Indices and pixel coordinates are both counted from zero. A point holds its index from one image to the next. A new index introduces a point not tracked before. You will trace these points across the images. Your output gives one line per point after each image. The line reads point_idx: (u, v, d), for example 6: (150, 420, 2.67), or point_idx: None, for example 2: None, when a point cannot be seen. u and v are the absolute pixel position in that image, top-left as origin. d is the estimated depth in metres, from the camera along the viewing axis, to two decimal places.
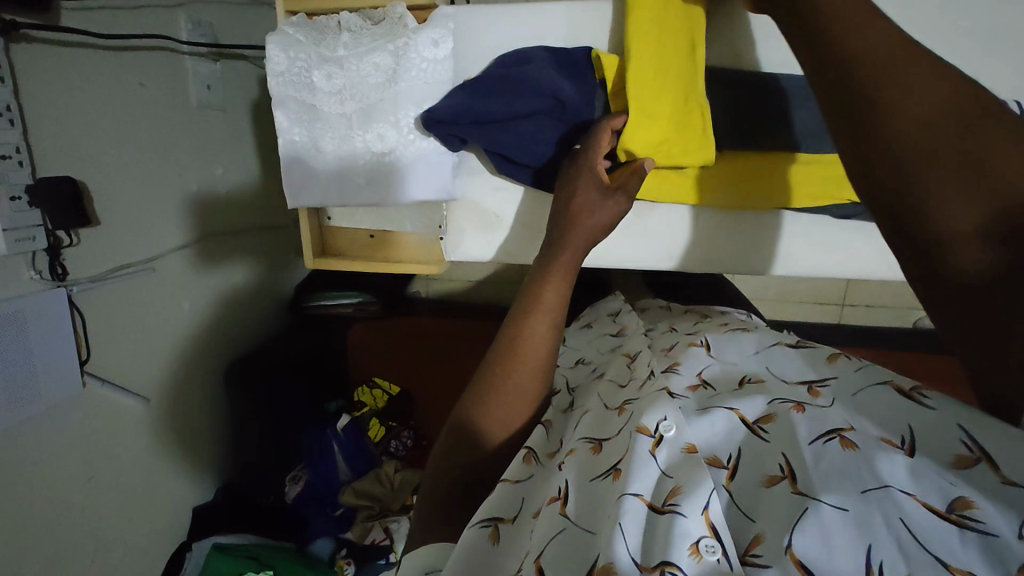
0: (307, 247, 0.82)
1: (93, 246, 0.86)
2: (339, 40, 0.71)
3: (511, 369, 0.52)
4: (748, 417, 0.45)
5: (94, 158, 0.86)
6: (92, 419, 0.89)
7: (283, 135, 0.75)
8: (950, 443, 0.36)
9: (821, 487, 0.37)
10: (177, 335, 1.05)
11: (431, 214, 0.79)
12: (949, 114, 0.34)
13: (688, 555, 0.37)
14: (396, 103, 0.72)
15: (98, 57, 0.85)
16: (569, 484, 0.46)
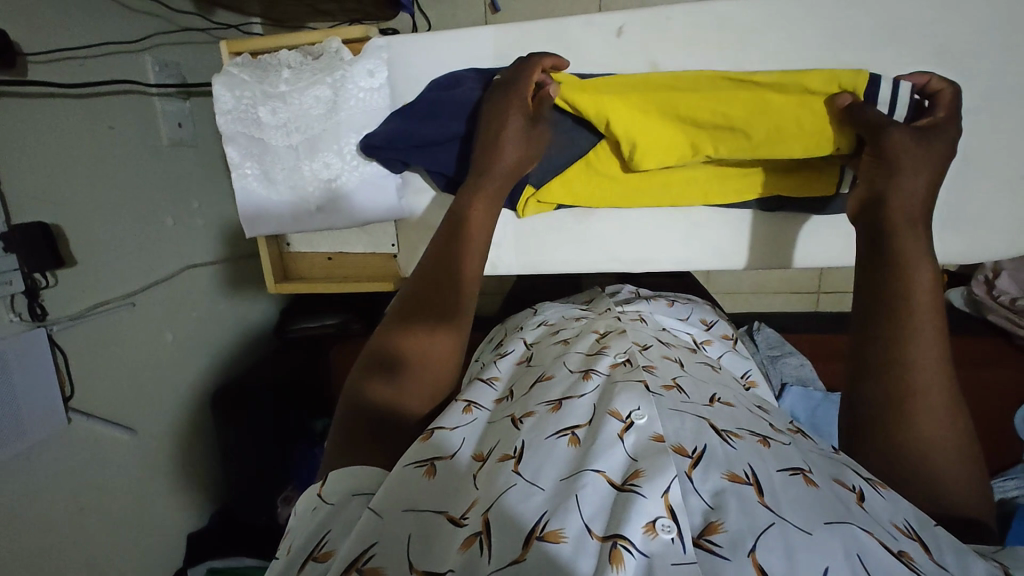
0: (268, 274, 0.86)
1: (72, 286, 0.90)
2: (280, 76, 0.76)
3: (411, 310, 0.61)
4: (719, 427, 0.53)
5: (69, 201, 0.90)
6: (80, 453, 0.92)
7: (235, 170, 0.79)
8: (893, 513, 0.48)
9: (787, 508, 0.45)
10: (162, 366, 1.08)
11: (382, 232, 0.83)
12: (927, 301, 0.56)
13: (643, 531, 0.43)
14: (337, 133, 0.76)
15: (68, 105, 0.89)
16: (525, 445, 0.51)
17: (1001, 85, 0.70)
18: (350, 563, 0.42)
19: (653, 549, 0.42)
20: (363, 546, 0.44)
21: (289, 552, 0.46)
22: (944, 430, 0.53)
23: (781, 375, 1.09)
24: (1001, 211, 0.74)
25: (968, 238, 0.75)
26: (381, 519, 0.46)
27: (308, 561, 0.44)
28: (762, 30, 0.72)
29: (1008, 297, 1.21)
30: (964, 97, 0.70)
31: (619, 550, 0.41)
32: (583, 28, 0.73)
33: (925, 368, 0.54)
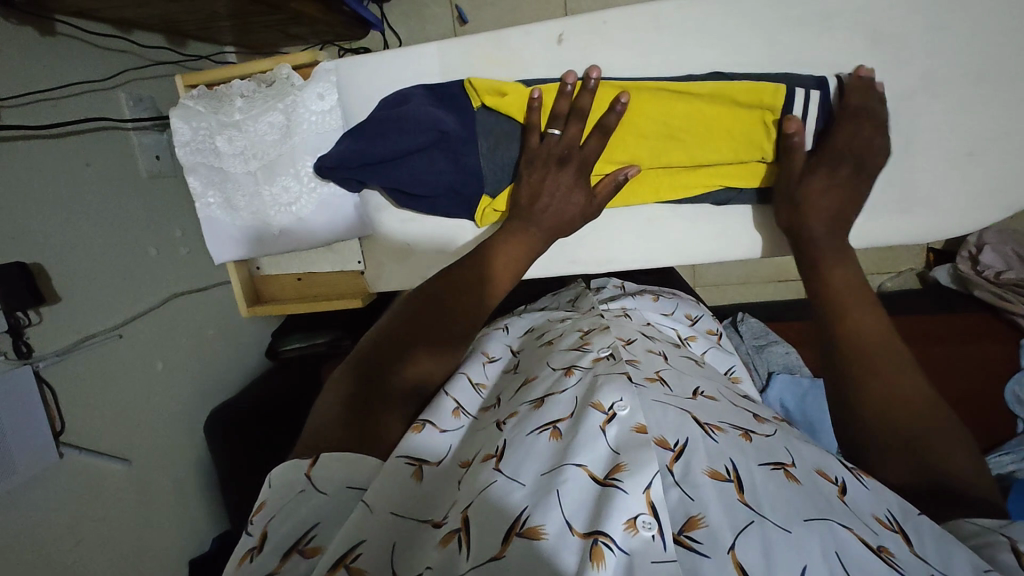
0: (240, 298, 0.87)
1: (56, 322, 0.91)
2: (234, 106, 0.78)
3: (434, 326, 0.61)
4: (702, 420, 0.53)
5: (50, 238, 0.91)
6: (75, 486, 0.93)
7: (199, 200, 0.81)
8: (873, 510, 0.47)
9: (767, 506, 0.44)
10: (153, 394, 1.10)
11: (349, 249, 0.85)
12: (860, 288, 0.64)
13: (624, 528, 0.41)
14: (293, 157, 0.78)
15: (43, 144, 0.91)
16: (506, 444, 0.50)
17: (943, 63, 0.70)
18: (338, 559, 0.41)
19: (632, 546, 0.41)
20: (351, 541, 0.42)
21: (266, 546, 0.43)
22: (899, 394, 0.56)
23: (768, 364, 1.09)
24: (958, 187, 0.74)
25: (929, 215, 0.75)
26: (372, 514, 0.44)
27: (292, 551, 0.43)
28: (704, 25, 0.72)
29: (994, 272, 1.21)
30: (907, 77, 0.71)
31: (600, 547, 0.40)
32: (534, 34, 0.74)
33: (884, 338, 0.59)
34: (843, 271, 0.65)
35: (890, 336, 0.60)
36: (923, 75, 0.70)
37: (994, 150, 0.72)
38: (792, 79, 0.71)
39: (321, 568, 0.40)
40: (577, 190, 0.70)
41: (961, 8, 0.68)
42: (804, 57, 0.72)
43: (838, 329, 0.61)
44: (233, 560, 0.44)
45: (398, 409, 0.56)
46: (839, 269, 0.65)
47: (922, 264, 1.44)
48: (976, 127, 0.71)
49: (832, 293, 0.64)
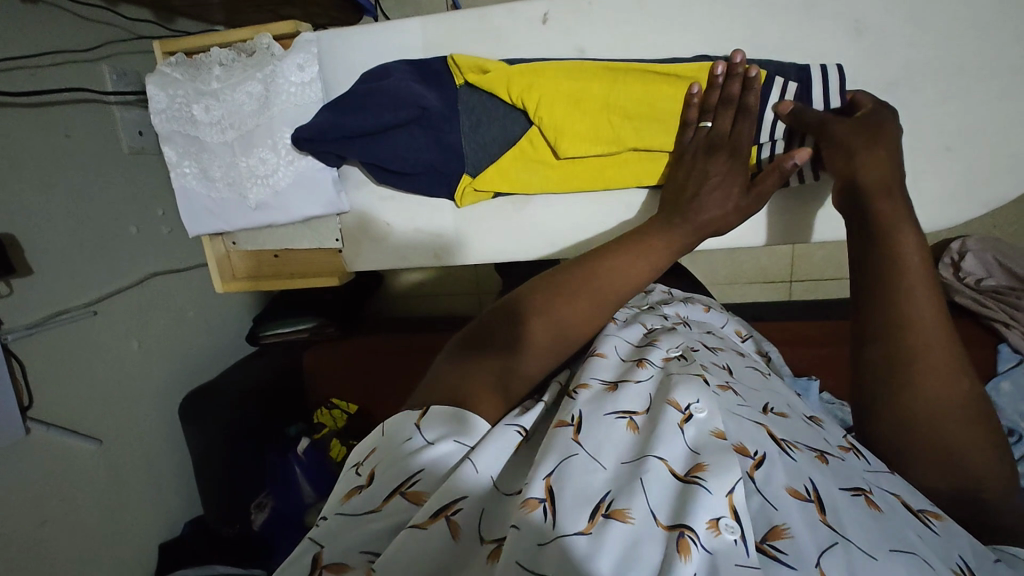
0: (214, 272, 0.86)
1: (29, 295, 0.89)
2: (212, 73, 0.77)
3: (552, 312, 0.54)
4: (778, 434, 0.50)
5: (23, 210, 0.89)
6: (42, 463, 0.91)
7: (174, 169, 0.81)
8: (951, 552, 0.45)
9: (849, 527, 0.43)
10: (128, 374, 1.08)
11: (326, 227, 0.82)
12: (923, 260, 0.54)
13: (706, 527, 0.41)
14: (271, 128, 0.77)
15: (21, 113, 0.89)
16: (584, 414, 0.49)
17: (926, 56, 0.70)
18: (440, 508, 0.40)
19: (716, 546, 0.40)
20: (452, 495, 0.40)
21: (375, 479, 0.43)
22: (953, 403, 0.51)
23: None
24: (939, 182, 0.73)
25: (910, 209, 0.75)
26: (476, 473, 0.42)
27: (397, 494, 0.42)
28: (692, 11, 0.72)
29: (975, 278, 1.24)
30: (890, 70, 0.71)
31: (686, 540, 0.40)
32: (522, 16, 0.73)
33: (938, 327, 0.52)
34: (914, 240, 0.54)
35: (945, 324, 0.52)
36: (911, 70, 0.70)
37: (974, 144, 0.72)
38: (776, 67, 0.70)
39: (423, 513, 0.39)
40: (734, 179, 0.62)
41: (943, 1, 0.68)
42: (789, 48, 0.71)
43: (905, 313, 0.52)
44: (338, 494, 0.44)
45: (490, 394, 0.49)
46: (907, 233, 0.54)
47: None
48: (962, 122, 0.71)
49: (905, 267, 0.53)
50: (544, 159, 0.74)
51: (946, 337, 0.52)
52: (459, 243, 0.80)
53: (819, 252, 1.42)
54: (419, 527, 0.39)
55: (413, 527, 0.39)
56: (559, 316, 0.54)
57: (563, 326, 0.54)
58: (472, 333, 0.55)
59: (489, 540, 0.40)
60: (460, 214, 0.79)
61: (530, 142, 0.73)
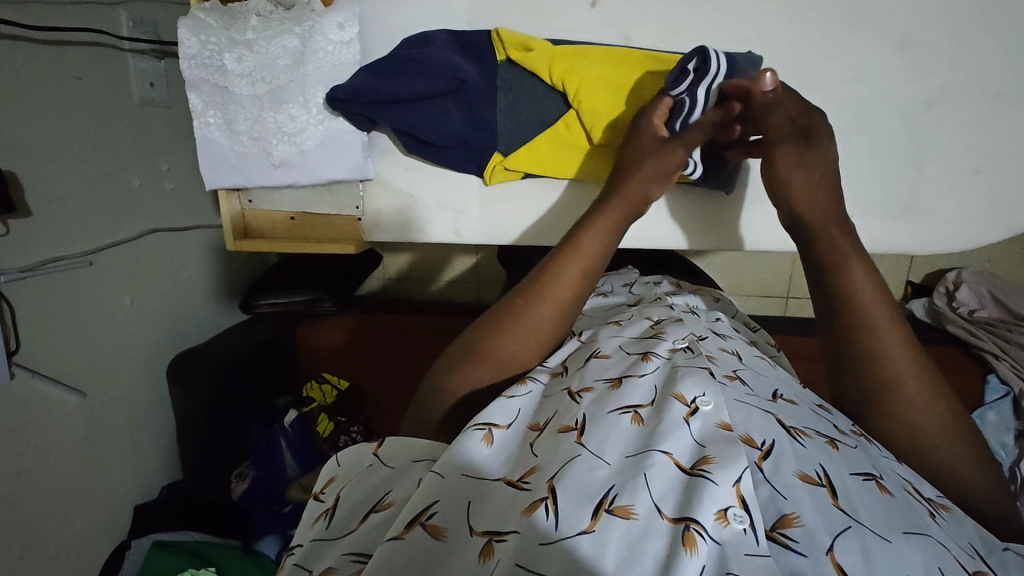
0: (227, 230, 0.83)
1: (25, 235, 0.87)
2: (248, 24, 0.75)
3: (494, 346, 0.59)
4: (788, 423, 0.51)
5: (27, 149, 0.86)
6: (23, 410, 0.88)
7: (198, 118, 0.78)
8: (965, 542, 0.46)
9: (862, 512, 0.44)
10: (118, 329, 1.05)
11: (348, 193, 0.81)
12: (875, 293, 0.57)
13: (715, 519, 0.41)
14: (304, 85, 0.76)
15: (32, 49, 0.86)
16: (587, 418, 0.50)
17: (960, 77, 0.71)
18: (415, 517, 0.45)
19: (725, 537, 0.41)
20: (424, 504, 0.46)
21: (349, 505, 0.51)
22: (939, 428, 0.54)
23: None
24: (957, 203, 0.75)
25: (928, 227, 0.76)
26: (442, 480, 0.48)
27: (370, 512, 0.49)
28: (736, 9, 0.72)
29: (967, 309, 1.27)
30: (924, 88, 0.71)
31: (692, 533, 0.41)
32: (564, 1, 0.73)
33: (908, 355, 0.56)
34: (864, 275, 0.58)
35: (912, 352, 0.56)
36: (943, 91, 0.71)
37: (1000, 169, 0.73)
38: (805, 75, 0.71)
39: (399, 524, 0.45)
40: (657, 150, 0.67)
41: (983, 25, 0.69)
42: (827, 56, 0.72)
43: (871, 347, 0.56)
44: (309, 519, 0.52)
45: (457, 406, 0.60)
46: (857, 268, 0.58)
47: (899, 296, 1.46)
48: (986, 145, 0.72)
49: (859, 299, 0.57)
50: (580, 145, 0.73)
51: (918, 365, 0.55)
52: (481, 221, 0.80)
53: None
54: (397, 537, 0.44)
55: (393, 538, 0.44)
56: (503, 347, 0.59)
57: (508, 355, 0.59)
58: (437, 369, 0.63)
59: (479, 534, 0.44)
60: (484, 192, 0.78)
61: (566, 124, 0.73)
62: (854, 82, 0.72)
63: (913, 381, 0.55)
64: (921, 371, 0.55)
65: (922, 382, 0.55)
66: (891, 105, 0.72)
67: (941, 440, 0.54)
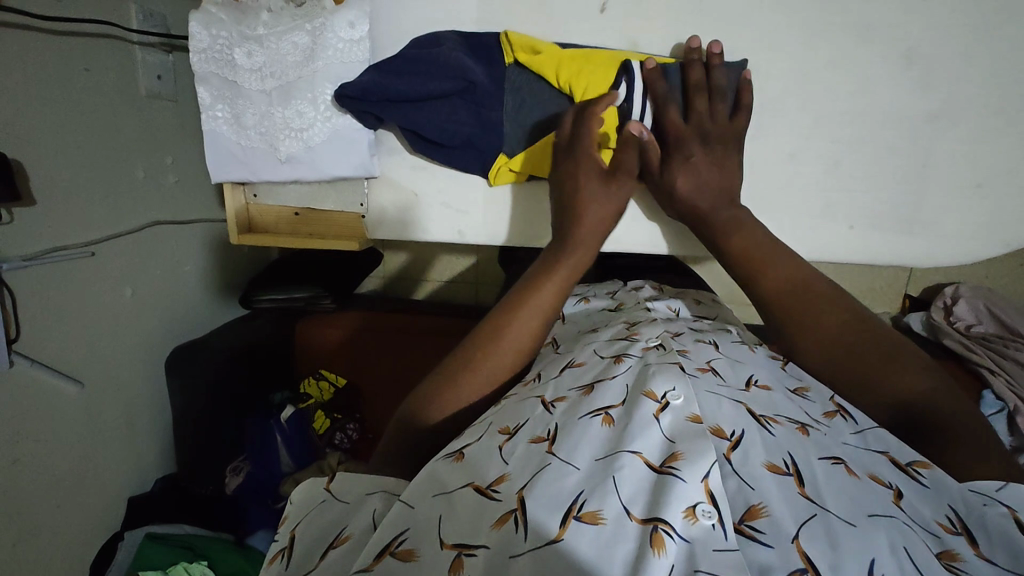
0: (231, 224, 0.84)
1: (29, 224, 0.87)
2: (259, 19, 0.76)
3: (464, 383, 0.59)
4: (757, 412, 0.53)
5: (33, 139, 0.87)
6: (22, 399, 0.88)
7: (206, 111, 0.79)
8: (939, 507, 0.47)
9: (828, 496, 0.45)
10: (118, 320, 1.05)
11: (353, 190, 0.82)
12: (763, 237, 0.68)
13: (683, 517, 0.43)
14: (313, 82, 0.76)
15: (42, 39, 0.86)
16: (559, 427, 0.51)
17: (964, 92, 0.71)
18: (384, 548, 0.45)
19: (693, 535, 0.42)
20: (393, 533, 0.46)
21: (310, 542, 0.50)
22: (850, 328, 0.61)
23: None
24: (958, 216, 0.75)
25: (926, 239, 0.77)
26: (412, 508, 0.48)
27: (329, 548, 0.49)
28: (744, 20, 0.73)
29: (965, 324, 1.27)
30: (928, 103, 0.72)
31: (661, 534, 0.42)
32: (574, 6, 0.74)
33: (802, 279, 0.65)
34: (747, 228, 0.69)
35: (809, 275, 0.65)
36: (946, 107, 0.72)
37: (999, 185, 0.74)
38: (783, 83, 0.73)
39: (367, 556, 0.45)
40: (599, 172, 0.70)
41: (988, 42, 0.70)
42: (832, 67, 0.72)
43: (765, 277, 0.66)
44: (265, 560, 0.51)
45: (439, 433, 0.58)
46: (739, 235, 0.69)
47: (897, 308, 1.46)
48: (987, 160, 0.73)
49: (745, 245, 0.68)
50: None
51: (814, 283, 0.64)
52: (485, 223, 0.80)
53: None
54: (367, 568, 0.44)
55: (362, 569, 0.44)
56: (471, 383, 0.59)
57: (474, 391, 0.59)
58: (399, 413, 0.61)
59: (449, 547, 0.45)
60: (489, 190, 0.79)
61: None
62: (858, 95, 0.73)
63: (810, 293, 0.64)
64: (819, 286, 0.64)
65: (817, 292, 0.64)
66: (894, 119, 0.73)
67: (854, 338, 0.60)
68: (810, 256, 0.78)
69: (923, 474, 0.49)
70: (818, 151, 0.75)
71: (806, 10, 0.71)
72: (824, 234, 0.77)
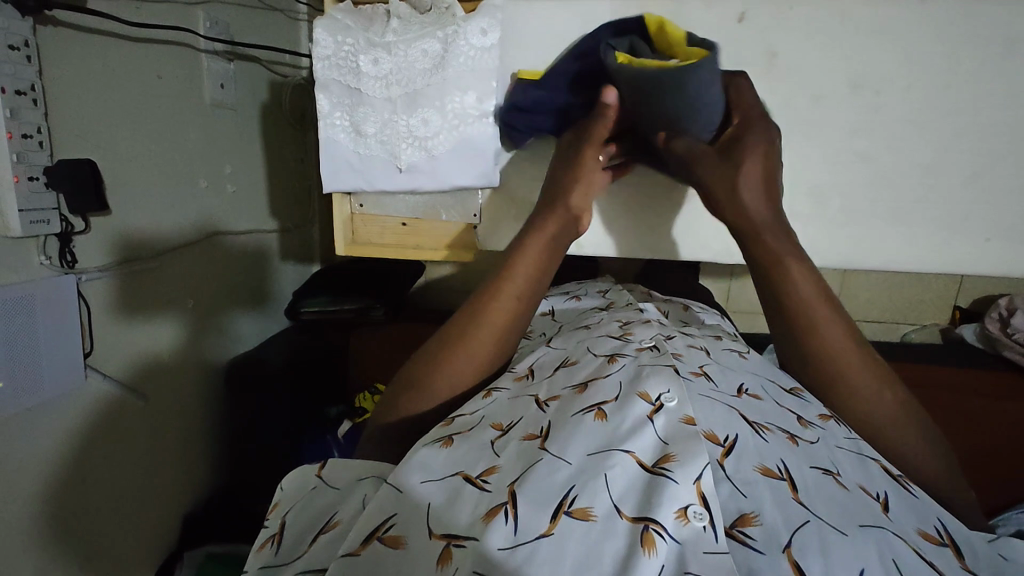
0: (340, 235, 0.83)
1: (104, 234, 0.85)
2: (388, 27, 0.75)
3: (443, 366, 0.63)
4: (750, 418, 0.55)
5: (112, 149, 0.85)
6: (90, 414, 0.86)
7: (324, 119, 0.78)
8: (926, 523, 0.51)
9: (818, 505, 0.48)
10: (180, 331, 1.03)
11: (469, 201, 0.82)
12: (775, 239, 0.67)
13: (675, 517, 0.44)
14: (442, 90, 0.76)
15: (121, 46, 0.84)
16: (552, 424, 0.53)
17: None
18: (371, 533, 0.47)
19: (684, 536, 0.43)
20: (380, 519, 0.48)
21: (299, 531, 0.53)
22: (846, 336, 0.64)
23: None
24: None
25: None
26: (399, 494, 0.49)
27: (320, 533, 0.51)
28: (873, 33, 0.72)
29: None
30: None
31: (651, 534, 0.43)
32: (692, 13, 0.75)
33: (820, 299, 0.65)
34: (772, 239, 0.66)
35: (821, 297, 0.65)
36: None
37: None
38: (890, 99, 0.73)
39: (355, 541, 0.47)
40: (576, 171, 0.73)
41: None
42: (960, 80, 0.72)
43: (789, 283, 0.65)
44: (254, 546, 0.54)
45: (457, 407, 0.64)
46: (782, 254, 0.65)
47: (947, 321, 1.46)
48: None
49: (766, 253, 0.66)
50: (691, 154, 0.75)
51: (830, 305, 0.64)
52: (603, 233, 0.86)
53: (864, 294, 1.45)
54: (353, 553, 0.46)
55: (349, 554, 0.46)
56: (449, 371, 0.63)
57: (455, 374, 0.63)
58: (394, 394, 0.66)
59: (438, 537, 0.45)
60: (609, 195, 0.84)
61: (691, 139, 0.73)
62: (964, 109, 0.72)
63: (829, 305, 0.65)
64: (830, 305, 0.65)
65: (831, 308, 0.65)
66: (1003, 134, 0.72)
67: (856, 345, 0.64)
68: (934, 268, 0.77)
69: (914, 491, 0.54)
70: (919, 165, 0.74)
71: (916, 23, 0.71)
72: (931, 251, 0.76)
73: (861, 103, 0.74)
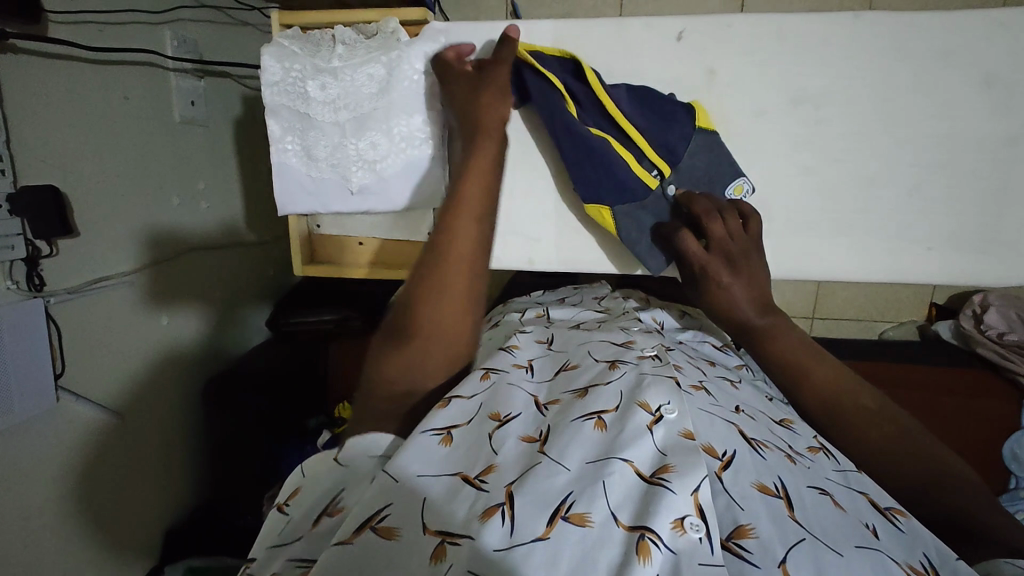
0: (296, 254, 0.85)
1: (72, 256, 0.86)
2: (334, 52, 0.75)
3: (418, 314, 0.64)
4: (750, 435, 0.57)
5: (78, 174, 0.85)
6: (64, 435, 0.87)
7: (275, 144, 0.79)
8: (916, 552, 0.51)
9: (817, 526, 0.49)
10: (156, 349, 1.04)
11: (423, 221, 0.84)
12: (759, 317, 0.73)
13: (671, 528, 0.45)
14: (388, 113, 0.77)
15: (85, 70, 0.85)
16: (552, 429, 0.54)
17: None
18: (364, 521, 0.46)
19: (679, 546, 0.44)
20: (375, 507, 0.47)
21: (303, 511, 0.53)
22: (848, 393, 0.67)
23: None
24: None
25: (1009, 258, 0.76)
26: (396, 483, 0.49)
27: (323, 516, 0.51)
28: (820, 45, 0.73)
29: (996, 331, 1.26)
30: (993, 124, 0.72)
31: (647, 542, 0.44)
32: (638, 31, 0.76)
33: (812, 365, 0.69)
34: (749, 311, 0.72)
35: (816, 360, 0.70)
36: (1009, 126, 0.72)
37: None
38: (839, 109, 0.74)
39: (348, 530, 0.46)
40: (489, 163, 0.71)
41: None
42: (909, 89, 0.73)
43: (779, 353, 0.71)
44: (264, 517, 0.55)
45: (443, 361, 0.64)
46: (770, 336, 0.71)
47: (923, 318, 1.47)
48: None
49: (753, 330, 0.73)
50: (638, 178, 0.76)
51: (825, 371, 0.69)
52: (557, 249, 0.85)
53: (840, 294, 1.46)
54: (345, 541, 0.45)
55: (339, 543, 0.45)
56: (428, 317, 0.64)
57: (433, 322, 0.64)
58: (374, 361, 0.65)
59: (432, 532, 0.45)
60: (565, 209, 0.83)
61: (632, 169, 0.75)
62: (915, 117, 0.73)
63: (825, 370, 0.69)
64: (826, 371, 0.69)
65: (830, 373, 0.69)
66: (954, 139, 0.73)
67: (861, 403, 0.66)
68: (893, 275, 0.78)
69: (901, 521, 0.54)
70: (873, 173, 0.75)
71: (861, 35, 0.72)
72: (890, 256, 0.77)
73: (811, 114, 0.75)
